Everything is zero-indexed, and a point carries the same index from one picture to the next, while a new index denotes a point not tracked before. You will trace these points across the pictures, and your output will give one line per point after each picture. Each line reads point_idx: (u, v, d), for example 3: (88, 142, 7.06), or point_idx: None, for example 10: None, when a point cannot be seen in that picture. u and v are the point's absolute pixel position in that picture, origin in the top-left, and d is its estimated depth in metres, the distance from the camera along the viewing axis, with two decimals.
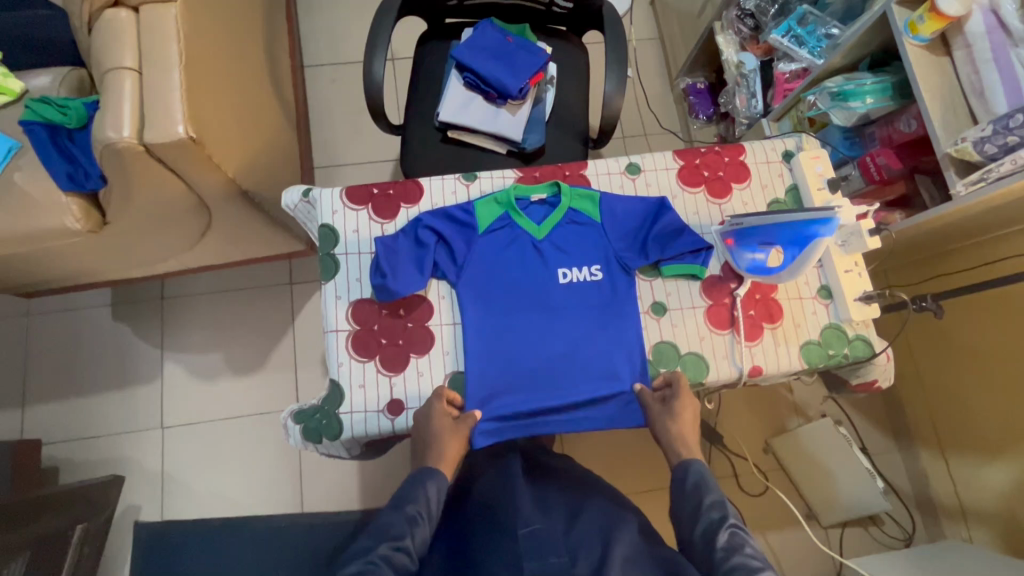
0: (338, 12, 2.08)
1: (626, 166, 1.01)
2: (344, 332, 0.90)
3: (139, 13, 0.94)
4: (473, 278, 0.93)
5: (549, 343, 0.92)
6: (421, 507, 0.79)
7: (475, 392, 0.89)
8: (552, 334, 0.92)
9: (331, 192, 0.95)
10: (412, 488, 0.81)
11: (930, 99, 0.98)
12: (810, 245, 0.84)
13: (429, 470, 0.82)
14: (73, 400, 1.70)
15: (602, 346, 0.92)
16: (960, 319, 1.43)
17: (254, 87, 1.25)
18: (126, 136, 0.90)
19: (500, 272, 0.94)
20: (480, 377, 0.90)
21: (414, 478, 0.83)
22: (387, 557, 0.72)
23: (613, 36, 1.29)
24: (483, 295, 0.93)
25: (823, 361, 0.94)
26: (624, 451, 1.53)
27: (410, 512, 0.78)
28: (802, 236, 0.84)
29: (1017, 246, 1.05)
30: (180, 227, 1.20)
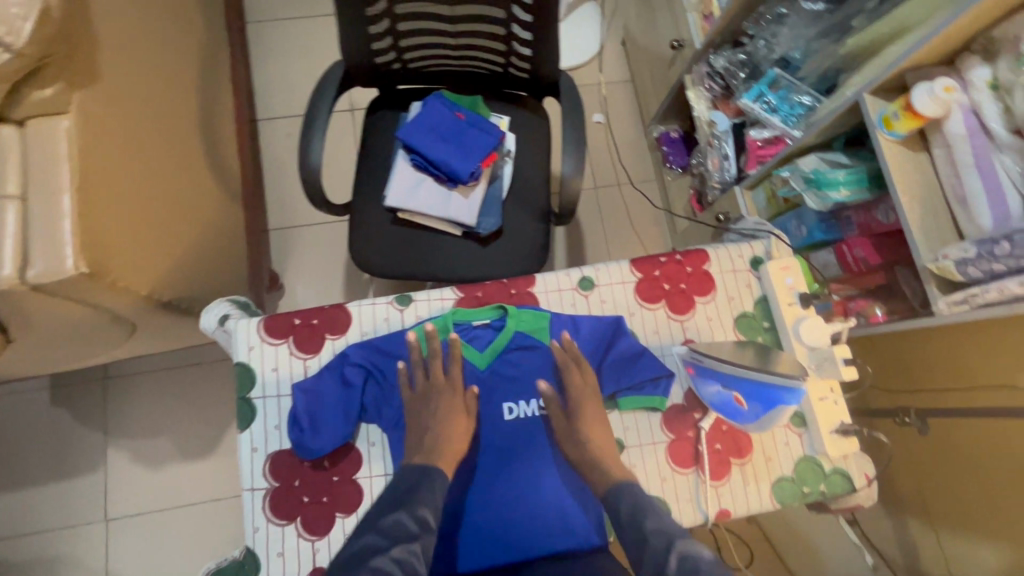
0: (291, 61, 1.97)
1: (578, 280, 0.92)
2: (261, 491, 0.80)
3: (25, 130, 0.84)
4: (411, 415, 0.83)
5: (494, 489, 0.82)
6: (431, 508, 0.70)
7: None
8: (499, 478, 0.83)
9: (247, 324, 0.85)
10: (419, 485, 0.72)
11: (909, 204, 0.89)
12: (775, 408, 0.76)
13: (434, 468, 0.74)
14: (9, 493, 1.59)
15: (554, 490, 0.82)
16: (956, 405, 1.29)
17: (177, 177, 1.14)
18: (7, 275, 0.79)
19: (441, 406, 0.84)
20: None
21: (416, 470, 0.74)
22: (400, 559, 0.63)
23: (571, 112, 1.19)
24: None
25: (796, 499, 0.86)
26: None
27: (420, 510, 0.69)
28: (766, 397, 0.76)
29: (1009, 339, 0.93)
30: (99, 337, 1.10)
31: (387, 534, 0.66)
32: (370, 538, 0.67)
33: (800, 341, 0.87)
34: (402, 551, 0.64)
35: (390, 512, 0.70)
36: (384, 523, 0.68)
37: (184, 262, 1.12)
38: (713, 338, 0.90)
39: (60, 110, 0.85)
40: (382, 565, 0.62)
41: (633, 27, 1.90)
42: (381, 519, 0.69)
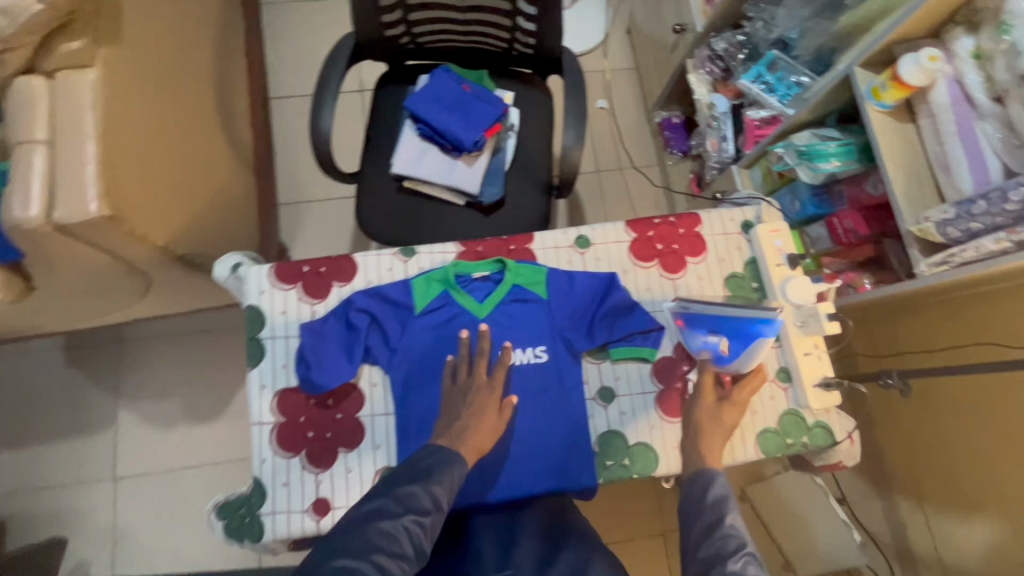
0: (304, 42, 2.02)
1: (575, 239, 0.96)
2: (269, 425, 0.85)
3: (54, 80, 0.89)
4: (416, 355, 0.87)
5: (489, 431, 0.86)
6: (447, 488, 0.71)
7: None
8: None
9: (258, 270, 0.90)
10: (439, 465, 0.73)
11: (894, 171, 0.93)
12: (753, 343, 0.80)
13: (455, 454, 0.75)
14: (23, 450, 1.64)
15: (549, 434, 0.86)
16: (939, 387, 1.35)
17: (192, 140, 1.19)
18: (34, 216, 0.84)
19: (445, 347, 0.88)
20: None
21: (441, 452, 0.75)
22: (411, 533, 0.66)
23: (573, 86, 1.23)
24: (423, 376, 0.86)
25: (780, 451, 0.89)
26: (594, 507, 1.48)
27: (435, 492, 0.70)
28: (745, 333, 0.79)
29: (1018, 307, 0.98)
30: (116, 290, 1.15)
31: (400, 503, 0.69)
32: (383, 502, 0.69)
33: (786, 298, 0.91)
34: (413, 526, 0.67)
35: (407, 483, 0.71)
36: (400, 492, 0.70)
37: (198, 221, 1.17)
38: (703, 296, 0.94)
39: (86, 63, 0.89)
40: (393, 534, 0.65)
41: (638, 14, 1.94)
42: (400, 487, 0.70)
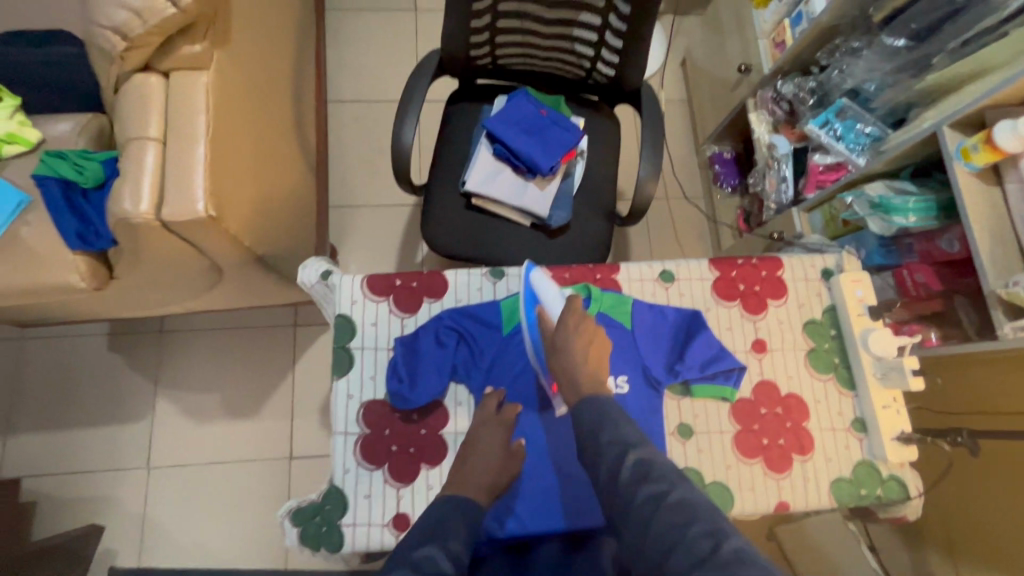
0: (366, 49, 2.06)
1: (660, 273, 0.97)
2: (354, 436, 0.85)
3: (169, 79, 0.91)
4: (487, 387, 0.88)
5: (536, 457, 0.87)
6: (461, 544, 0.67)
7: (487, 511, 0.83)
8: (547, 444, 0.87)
9: (351, 279, 0.91)
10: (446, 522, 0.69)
11: (980, 233, 0.94)
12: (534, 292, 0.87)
13: (460, 501, 0.73)
14: (60, 432, 1.64)
15: None
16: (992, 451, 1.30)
17: (274, 141, 1.21)
18: (144, 211, 0.86)
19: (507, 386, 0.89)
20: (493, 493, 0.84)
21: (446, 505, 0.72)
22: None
23: (650, 119, 1.25)
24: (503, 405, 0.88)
25: (854, 501, 0.90)
26: None
27: (450, 546, 0.66)
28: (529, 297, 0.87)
29: None
30: (190, 283, 1.16)
31: (417, 567, 0.61)
32: (403, 570, 0.61)
33: (868, 349, 0.91)
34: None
35: (421, 546, 0.65)
36: (415, 557, 0.63)
37: (276, 222, 1.19)
38: (783, 340, 0.95)
39: (200, 66, 0.92)
40: None
41: (697, 49, 1.98)
42: (415, 551, 0.64)
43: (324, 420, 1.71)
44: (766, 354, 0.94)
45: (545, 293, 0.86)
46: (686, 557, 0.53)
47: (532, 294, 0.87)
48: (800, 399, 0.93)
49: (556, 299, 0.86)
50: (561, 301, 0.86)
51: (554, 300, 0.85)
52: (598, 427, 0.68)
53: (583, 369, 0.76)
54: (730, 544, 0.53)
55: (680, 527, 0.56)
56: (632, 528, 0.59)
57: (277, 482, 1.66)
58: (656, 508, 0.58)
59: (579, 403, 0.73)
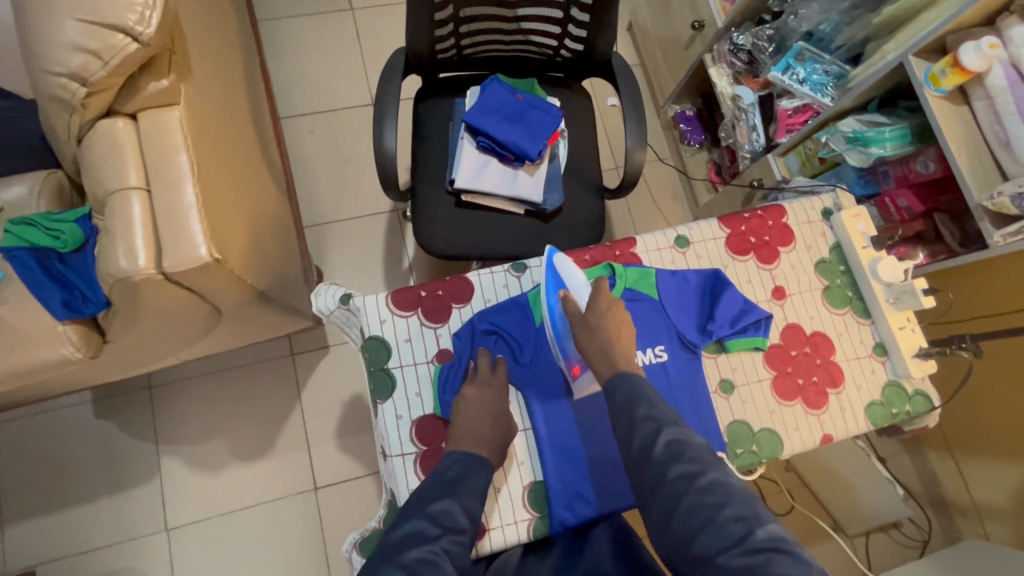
0: (309, 58, 1.96)
1: (674, 239, 0.99)
2: (411, 455, 0.84)
3: (139, 120, 0.85)
4: (525, 382, 0.87)
5: (597, 440, 0.86)
6: (477, 500, 0.75)
7: (559, 502, 0.84)
8: (604, 427, 0.86)
9: (375, 299, 0.88)
10: (467, 475, 0.75)
11: (957, 151, 1.00)
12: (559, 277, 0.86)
13: (475, 458, 0.77)
14: (62, 512, 1.54)
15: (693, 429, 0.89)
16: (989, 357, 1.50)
17: (248, 168, 1.14)
18: (143, 266, 0.80)
19: (539, 381, 0.87)
20: (560, 482, 0.84)
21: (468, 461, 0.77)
22: (450, 551, 0.69)
23: (626, 89, 1.26)
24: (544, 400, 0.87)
25: (887, 420, 0.95)
26: None
27: (468, 504, 0.74)
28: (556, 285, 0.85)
29: None
30: (188, 331, 1.09)
31: (437, 523, 0.71)
32: (417, 523, 0.70)
33: (878, 278, 0.96)
34: (452, 545, 0.69)
35: (438, 499, 0.73)
36: (433, 511, 0.72)
37: (268, 255, 1.13)
38: (800, 283, 0.99)
39: (169, 102, 0.85)
40: (432, 557, 0.67)
41: (642, 12, 1.98)
42: (431, 504, 0.72)
43: (342, 443, 1.67)
44: (786, 300, 0.98)
45: (569, 275, 0.86)
46: (721, 535, 0.61)
47: (557, 278, 0.86)
48: (825, 336, 0.97)
49: (581, 282, 0.86)
50: (586, 286, 0.86)
51: (581, 282, 0.86)
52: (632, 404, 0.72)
53: (620, 347, 0.77)
54: (763, 529, 0.61)
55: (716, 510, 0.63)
56: (665, 503, 0.65)
57: (306, 516, 1.61)
58: (690, 488, 0.64)
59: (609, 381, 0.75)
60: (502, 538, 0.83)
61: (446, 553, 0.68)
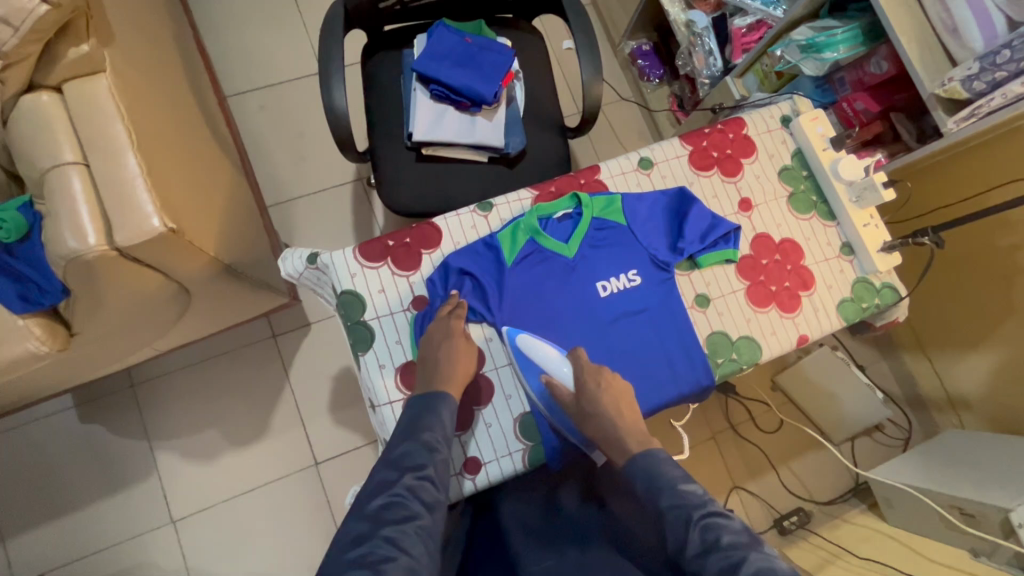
0: (247, 29, 1.87)
1: (638, 162, 0.98)
2: (399, 402, 0.84)
3: (65, 93, 0.80)
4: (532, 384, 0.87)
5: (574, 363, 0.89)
6: (436, 432, 0.77)
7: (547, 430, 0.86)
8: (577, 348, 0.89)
9: (341, 254, 0.87)
10: (422, 414, 0.78)
11: (907, 42, 1.01)
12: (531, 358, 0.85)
13: (436, 396, 0.79)
14: (62, 518, 1.53)
15: (673, 342, 0.91)
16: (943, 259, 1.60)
17: (193, 142, 1.10)
18: (93, 244, 0.77)
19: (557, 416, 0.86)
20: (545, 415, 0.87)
21: (421, 404, 0.79)
22: (414, 487, 0.72)
23: (576, 20, 1.22)
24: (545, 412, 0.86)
25: (858, 315, 0.98)
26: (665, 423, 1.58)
27: (427, 439, 0.76)
28: (528, 363, 0.85)
29: (1004, 152, 1.08)
30: (158, 315, 1.07)
31: (398, 466, 0.75)
32: (383, 471, 0.75)
33: (840, 178, 0.98)
34: (416, 481, 0.73)
35: (400, 443, 0.76)
36: (395, 455, 0.76)
37: (229, 229, 1.10)
38: (765, 193, 1.00)
39: (95, 70, 0.81)
40: (396, 498, 0.71)
41: None
42: (394, 451, 0.76)
43: (336, 417, 1.67)
44: (753, 210, 0.99)
45: (542, 356, 0.84)
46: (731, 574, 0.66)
47: (529, 360, 0.85)
48: (794, 241, 0.99)
49: (559, 360, 0.85)
50: (560, 359, 0.84)
51: (556, 361, 0.84)
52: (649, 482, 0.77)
53: None
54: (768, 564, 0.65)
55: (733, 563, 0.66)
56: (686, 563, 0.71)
57: (309, 492, 1.62)
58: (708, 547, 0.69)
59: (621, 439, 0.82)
60: (499, 471, 0.85)
61: (410, 489, 0.72)
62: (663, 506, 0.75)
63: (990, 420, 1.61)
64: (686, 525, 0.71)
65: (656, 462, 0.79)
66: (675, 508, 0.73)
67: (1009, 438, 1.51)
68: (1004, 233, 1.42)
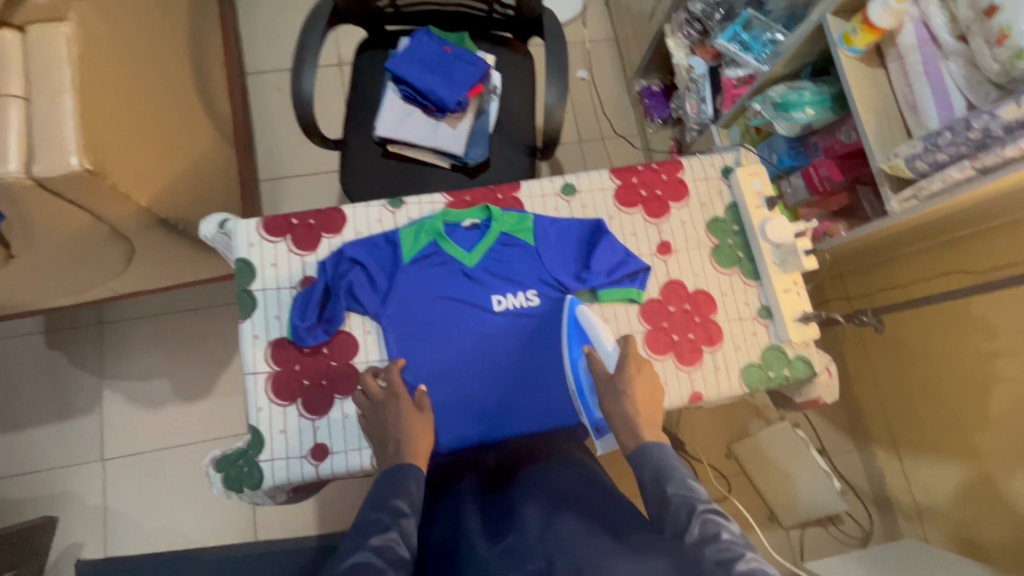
0: (280, 16, 1.98)
1: (561, 187, 0.97)
2: (263, 374, 0.85)
3: (26, 33, 0.87)
4: (442, 379, 0.87)
5: (464, 373, 0.87)
6: (410, 499, 0.66)
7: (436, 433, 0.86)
8: (463, 356, 0.88)
9: (246, 223, 0.90)
10: (393, 482, 0.68)
11: (865, 113, 0.96)
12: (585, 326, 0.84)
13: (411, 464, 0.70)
14: (7, 434, 1.61)
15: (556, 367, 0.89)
16: (918, 353, 1.49)
17: (169, 102, 1.17)
18: (13, 170, 0.82)
19: (484, 411, 0.87)
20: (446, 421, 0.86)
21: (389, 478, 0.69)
22: (382, 547, 0.58)
23: (555, 46, 1.24)
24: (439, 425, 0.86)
25: (763, 384, 0.93)
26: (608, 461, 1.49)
27: (397, 505, 0.64)
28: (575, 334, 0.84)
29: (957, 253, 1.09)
30: (98, 254, 1.12)
31: (361, 529, 0.60)
32: (355, 543, 0.59)
33: (767, 238, 0.94)
34: (385, 541, 0.59)
35: (375, 508, 0.64)
36: (365, 520, 0.62)
37: (179, 189, 1.15)
38: (687, 240, 0.97)
39: (58, 16, 0.87)
40: (362, 559, 0.56)
41: None
42: (363, 515, 0.63)
43: None
44: (671, 255, 0.96)
45: (596, 333, 0.82)
46: None
47: (580, 332, 0.84)
48: (707, 294, 0.95)
49: (607, 342, 0.81)
50: (615, 346, 0.80)
51: (606, 342, 0.81)
52: (662, 480, 0.64)
53: None
54: None
55: (731, 560, 0.53)
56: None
57: None
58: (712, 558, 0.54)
59: (632, 454, 0.69)
60: (344, 463, 0.83)
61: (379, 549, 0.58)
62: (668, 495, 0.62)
63: (952, 536, 1.48)
64: (686, 517, 0.59)
65: (665, 455, 0.67)
66: (679, 502, 0.61)
67: (966, 560, 1.37)
68: (984, 338, 1.30)
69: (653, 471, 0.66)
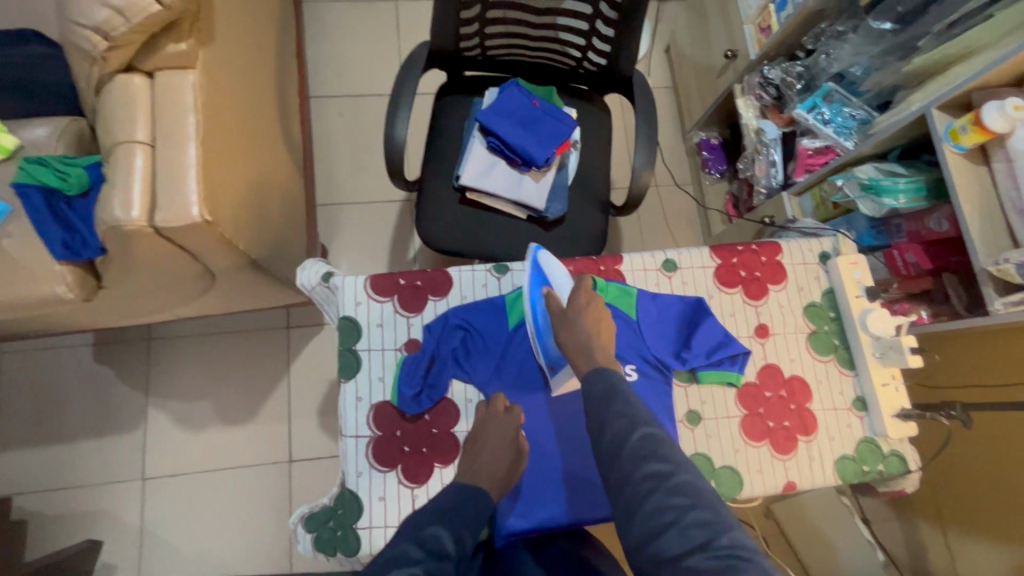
0: (347, 44, 2.01)
1: (662, 262, 0.98)
2: (365, 439, 0.85)
3: (154, 79, 0.88)
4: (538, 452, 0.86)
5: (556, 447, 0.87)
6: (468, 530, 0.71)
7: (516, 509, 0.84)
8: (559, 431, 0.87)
9: (353, 280, 0.90)
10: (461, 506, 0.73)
11: (970, 211, 0.97)
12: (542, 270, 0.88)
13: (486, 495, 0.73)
14: (49, 446, 1.60)
15: None
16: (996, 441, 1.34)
17: (261, 139, 1.18)
18: (135, 218, 0.83)
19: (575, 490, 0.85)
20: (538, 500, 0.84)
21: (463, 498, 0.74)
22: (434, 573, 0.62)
23: (644, 109, 1.25)
24: (530, 500, 0.85)
25: (857, 477, 0.92)
26: None
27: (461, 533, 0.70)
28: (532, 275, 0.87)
29: None
30: (181, 287, 1.12)
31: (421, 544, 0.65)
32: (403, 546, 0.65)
33: (867, 330, 0.93)
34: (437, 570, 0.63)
35: (429, 524, 0.69)
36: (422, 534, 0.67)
37: (267, 227, 1.15)
38: (785, 325, 0.97)
39: (187, 65, 0.89)
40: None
41: (680, 35, 1.95)
42: (421, 528, 0.68)
43: (322, 421, 1.69)
44: (769, 339, 0.96)
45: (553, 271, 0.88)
46: (680, 536, 0.57)
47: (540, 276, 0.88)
48: (803, 381, 0.95)
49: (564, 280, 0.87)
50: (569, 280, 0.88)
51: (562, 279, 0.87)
52: (611, 397, 0.69)
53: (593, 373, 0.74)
54: (727, 536, 0.56)
55: (662, 478, 0.61)
56: (643, 562, 0.59)
57: (276, 488, 1.63)
58: (659, 486, 0.60)
59: (587, 375, 0.73)
60: None
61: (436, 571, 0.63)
62: (609, 411, 0.68)
63: None
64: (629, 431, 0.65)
65: (615, 375, 0.72)
66: (623, 414, 0.67)
67: None
68: None
69: (604, 389, 0.71)
